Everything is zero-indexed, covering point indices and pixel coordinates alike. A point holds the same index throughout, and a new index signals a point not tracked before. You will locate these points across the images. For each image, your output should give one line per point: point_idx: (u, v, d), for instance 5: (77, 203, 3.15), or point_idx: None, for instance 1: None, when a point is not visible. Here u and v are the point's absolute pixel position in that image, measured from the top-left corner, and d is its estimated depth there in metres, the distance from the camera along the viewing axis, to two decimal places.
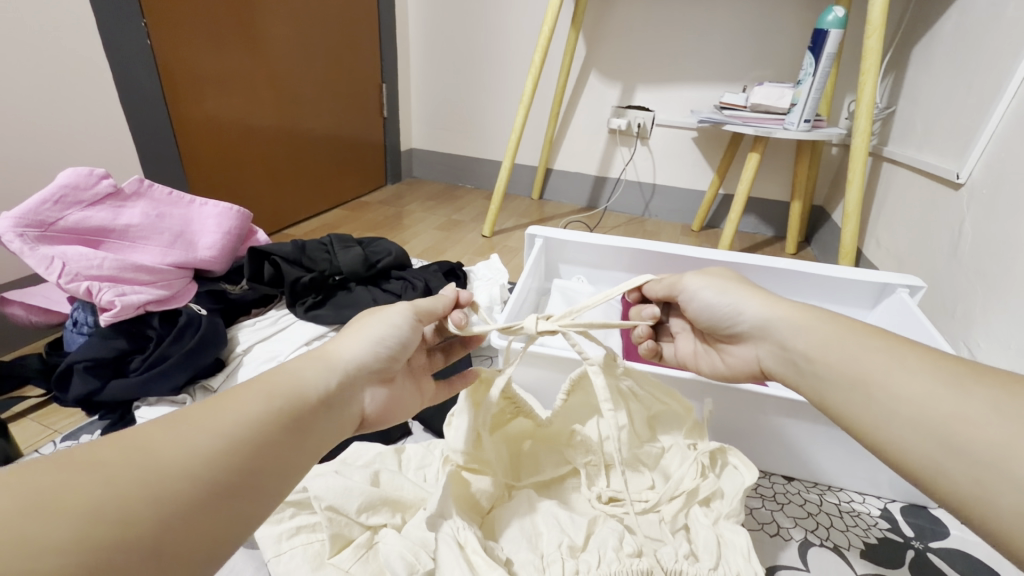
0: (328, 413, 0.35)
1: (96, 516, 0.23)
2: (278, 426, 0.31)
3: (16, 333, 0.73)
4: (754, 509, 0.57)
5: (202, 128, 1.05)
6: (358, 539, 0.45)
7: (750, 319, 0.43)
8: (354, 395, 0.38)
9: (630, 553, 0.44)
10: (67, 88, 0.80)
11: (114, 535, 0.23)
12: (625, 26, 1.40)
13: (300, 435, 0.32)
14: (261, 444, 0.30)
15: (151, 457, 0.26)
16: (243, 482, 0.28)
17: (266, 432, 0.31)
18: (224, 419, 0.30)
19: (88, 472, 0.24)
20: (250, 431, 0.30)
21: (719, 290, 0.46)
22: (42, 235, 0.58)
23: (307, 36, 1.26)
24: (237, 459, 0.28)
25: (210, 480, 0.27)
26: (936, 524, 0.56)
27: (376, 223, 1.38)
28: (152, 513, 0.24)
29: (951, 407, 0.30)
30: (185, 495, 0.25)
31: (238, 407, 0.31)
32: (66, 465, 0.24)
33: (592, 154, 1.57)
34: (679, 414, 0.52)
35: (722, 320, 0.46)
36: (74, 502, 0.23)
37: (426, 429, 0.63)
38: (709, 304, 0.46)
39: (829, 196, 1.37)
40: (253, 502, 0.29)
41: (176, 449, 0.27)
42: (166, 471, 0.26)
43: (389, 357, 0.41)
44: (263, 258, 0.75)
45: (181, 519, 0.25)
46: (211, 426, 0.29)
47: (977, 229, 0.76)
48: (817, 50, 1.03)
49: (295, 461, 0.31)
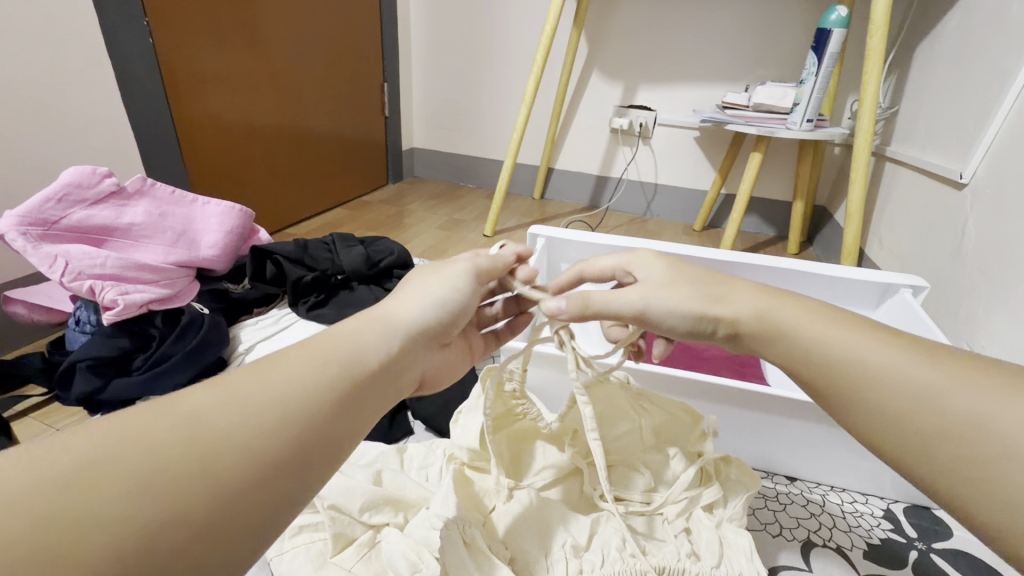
0: (386, 380, 0.35)
1: (146, 498, 0.23)
2: (332, 396, 0.31)
3: (18, 332, 0.73)
4: (756, 509, 0.57)
5: (204, 127, 1.05)
6: (361, 539, 0.45)
7: (723, 331, 0.38)
8: (411, 362, 0.37)
9: (633, 553, 0.44)
10: (69, 87, 0.80)
11: (158, 513, 0.23)
12: (627, 26, 1.39)
13: (353, 404, 0.32)
14: (311, 413, 0.29)
15: (199, 429, 0.26)
16: (295, 454, 0.28)
17: (319, 401, 0.30)
18: (273, 387, 0.29)
19: (139, 445, 0.24)
20: (302, 400, 0.29)
21: (685, 301, 0.38)
22: (45, 233, 0.59)
23: (309, 35, 1.26)
24: (290, 432, 0.28)
25: (262, 456, 0.27)
26: (939, 524, 0.56)
27: (378, 222, 1.38)
28: (198, 490, 0.24)
29: (944, 397, 0.30)
30: (235, 473, 0.25)
31: (288, 375, 0.30)
32: (121, 435, 0.24)
33: (594, 154, 1.57)
34: (685, 424, 0.52)
35: (688, 333, 0.39)
36: (122, 475, 0.23)
37: (428, 428, 0.63)
38: (674, 325, 0.39)
39: (832, 195, 1.37)
40: (309, 473, 0.28)
41: (224, 421, 0.27)
42: (213, 445, 0.25)
43: (447, 321, 0.40)
44: (266, 257, 0.75)
45: (227, 494, 0.25)
46: (260, 396, 0.29)
47: (980, 229, 0.76)
48: (820, 49, 1.02)
49: (347, 430, 0.31)
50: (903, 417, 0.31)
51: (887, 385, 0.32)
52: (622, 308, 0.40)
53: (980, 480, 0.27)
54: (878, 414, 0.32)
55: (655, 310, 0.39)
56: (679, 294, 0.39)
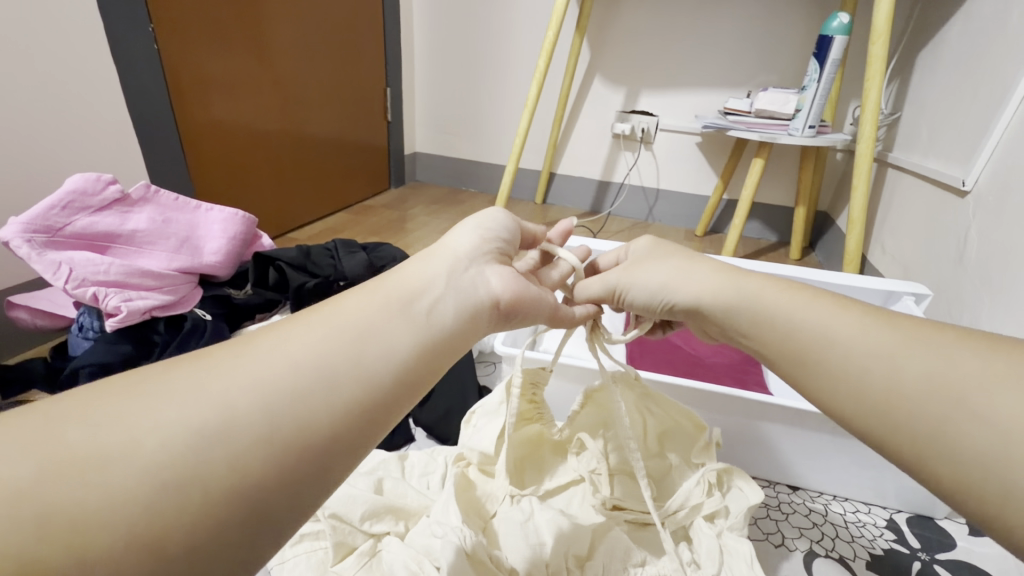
0: (446, 312, 0.34)
1: (199, 406, 0.25)
2: (387, 319, 0.32)
3: (21, 337, 0.74)
4: (758, 519, 0.57)
5: (207, 133, 1.05)
6: (362, 548, 0.45)
7: (682, 302, 0.41)
8: (469, 281, 0.37)
9: (636, 563, 0.45)
10: (76, 95, 0.81)
11: (209, 419, 0.25)
12: (629, 31, 1.40)
13: (414, 353, 0.31)
14: (367, 361, 0.30)
15: (257, 371, 0.27)
16: (344, 371, 0.29)
17: (376, 349, 0.30)
18: (329, 333, 0.30)
19: (206, 384, 0.26)
20: (359, 347, 0.30)
21: (653, 276, 0.42)
22: (49, 241, 0.59)
23: (312, 41, 1.27)
24: (343, 351, 0.30)
25: (313, 372, 0.28)
26: (942, 535, 0.56)
27: (379, 226, 1.38)
28: (251, 429, 0.25)
29: (928, 376, 0.30)
30: (283, 386, 0.27)
31: (345, 307, 0.32)
32: (188, 379, 0.27)
33: (596, 159, 1.57)
34: (690, 433, 0.52)
35: (652, 305, 0.42)
36: (179, 391, 0.26)
37: (430, 436, 0.63)
38: (646, 299, 0.42)
39: (834, 201, 1.37)
40: (368, 390, 0.29)
41: (280, 364, 0.28)
42: (268, 388, 0.27)
43: (500, 246, 0.41)
44: (268, 263, 0.75)
45: (274, 403, 0.27)
46: (315, 325, 0.31)
47: (983, 237, 0.76)
48: (822, 56, 1.03)
49: (408, 377, 0.31)
50: (881, 394, 0.31)
51: (867, 367, 0.32)
52: (604, 288, 0.44)
53: (955, 453, 0.27)
54: (858, 398, 0.32)
55: (635, 285, 0.43)
56: (650, 272, 0.43)
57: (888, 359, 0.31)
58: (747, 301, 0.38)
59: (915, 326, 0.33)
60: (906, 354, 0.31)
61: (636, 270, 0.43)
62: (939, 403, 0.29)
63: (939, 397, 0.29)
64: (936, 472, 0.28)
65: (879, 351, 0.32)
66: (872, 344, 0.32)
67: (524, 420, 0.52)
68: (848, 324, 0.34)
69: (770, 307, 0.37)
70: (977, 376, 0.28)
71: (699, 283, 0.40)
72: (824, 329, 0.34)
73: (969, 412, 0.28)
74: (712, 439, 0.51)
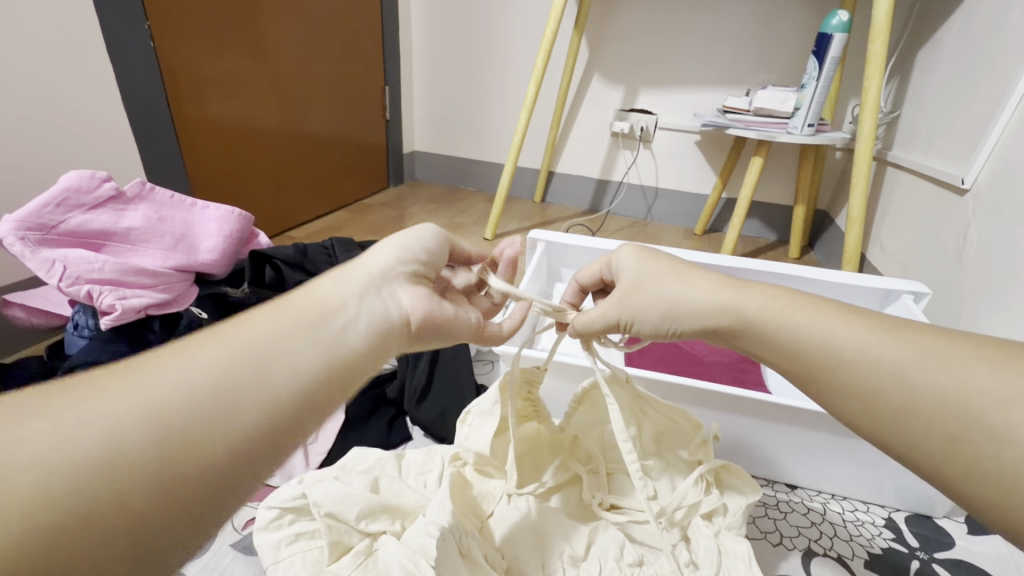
0: (359, 334, 0.32)
1: (79, 434, 0.23)
2: (302, 340, 0.30)
3: (18, 335, 0.73)
4: (756, 517, 0.57)
5: (204, 130, 1.05)
6: (358, 547, 0.45)
7: (690, 328, 0.40)
8: (388, 305, 0.35)
9: (630, 563, 0.44)
10: (71, 93, 0.81)
11: (91, 449, 0.23)
12: (628, 29, 1.39)
13: (320, 378, 0.30)
14: (275, 372, 0.28)
15: (152, 386, 0.25)
16: (250, 396, 0.27)
17: (286, 361, 0.29)
18: (238, 345, 0.29)
19: (90, 403, 0.24)
20: (266, 358, 0.29)
21: (657, 302, 0.40)
22: (43, 238, 0.59)
23: (310, 38, 1.26)
24: (251, 374, 0.28)
25: (215, 395, 0.26)
26: (941, 534, 0.56)
27: (378, 225, 1.38)
28: (144, 451, 0.24)
29: (939, 381, 0.29)
30: (181, 411, 0.25)
31: (258, 324, 0.30)
32: (72, 402, 0.24)
33: (595, 157, 1.57)
34: (685, 431, 0.51)
35: (658, 331, 0.41)
36: (56, 415, 0.23)
37: (427, 434, 0.63)
38: (653, 328, 0.41)
39: (833, 200, 1.37)
40: (273, 418, 0.27)
41: (173, 390, 0.26)
42: (154, 425, 0.24)
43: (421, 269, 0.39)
44: (265, 262, 0.74)
45: (167, 429, 0.24)
46: (222, 343, 0.28)
47: (982, 235, 0.75)
48: (821, 53, 1.02)
49: (317, 390, 0.29)
50: (894, 401, 0.31)
51: (876, 371, 0.32)
52: (607, 319, 0.43)
53: (970, 463, 0.28)
54: (871, 403, 0.32)
55: (640, 317, 0.41)
56: (654, 298, 0.40)
57: (900, 365, 0.31)
58: (753, 315, 0.37)
59: (924, 331, 0.32)
60: (917, 358, 0.31)
61: (642, 292, 0.41)
62: (950, 409, 0.29)
63: (952, 406, 0.29)
64: (950, 475, 0.29)
65: (892, 358, 0.31)
66: (883, 350, 0.32)
67: (523, 418, 0.50)
68: (856, 327, 0.33)
69: (777, 312, 0.36)
70: (988, 384, 0.28)
71: (708, 310, 0.38)
72: (836, 335, 0.33)
73: (977, 418, 0.28)
74: (709, 435, 0.51)
